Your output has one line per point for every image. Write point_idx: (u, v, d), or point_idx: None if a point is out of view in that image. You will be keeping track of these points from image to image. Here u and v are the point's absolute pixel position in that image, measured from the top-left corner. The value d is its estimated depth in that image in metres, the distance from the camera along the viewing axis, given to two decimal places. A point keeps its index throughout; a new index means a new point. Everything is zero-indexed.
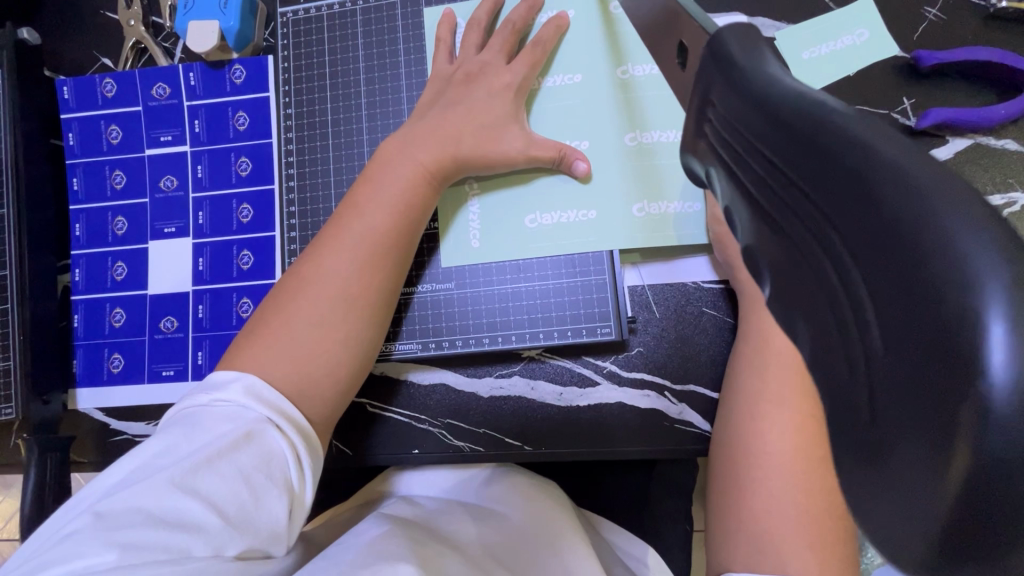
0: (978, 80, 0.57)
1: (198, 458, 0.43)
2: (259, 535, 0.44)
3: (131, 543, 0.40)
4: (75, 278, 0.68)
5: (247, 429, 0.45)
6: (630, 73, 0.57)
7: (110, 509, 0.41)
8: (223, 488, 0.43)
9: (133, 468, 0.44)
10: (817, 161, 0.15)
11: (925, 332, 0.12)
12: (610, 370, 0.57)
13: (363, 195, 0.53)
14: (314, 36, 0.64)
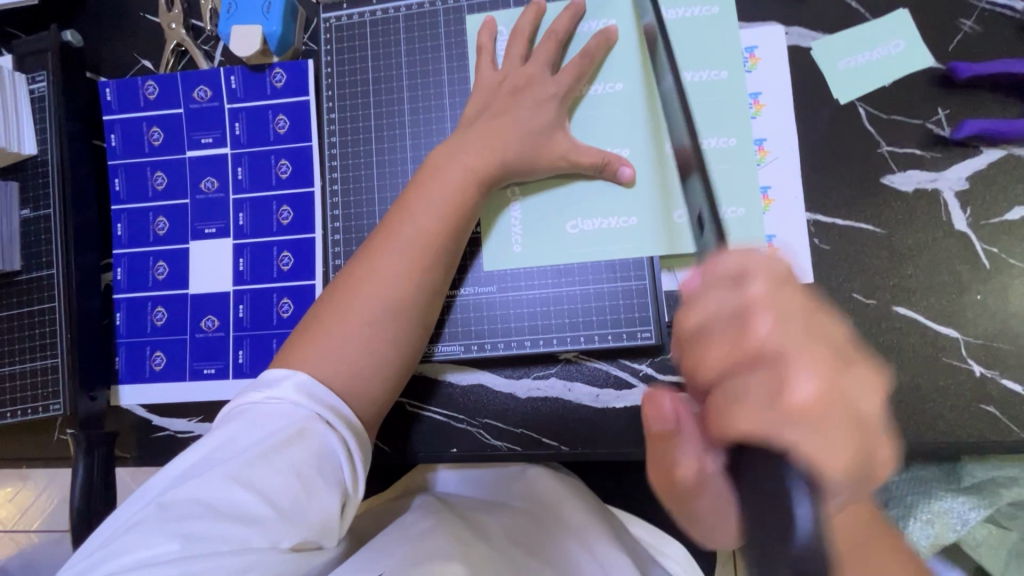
0: (1012, 91, 0.58)
1: (256, 453, 0.45)
2: (312, 527, 0.45)
3: (195, 534, 0.41)
4: (117, 277, 0.69)
5: (301, 425, 0.47)
6: (670, 81, 0.59)
7: (172, 501, 0.43)
8: (278, 482, 0.44)
9: (191, 462, 0.45)
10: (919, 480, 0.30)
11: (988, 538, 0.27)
12: (647, 373, 0.59)
13: (410, 200, 0.54)
14: (357, 42, 0.64)
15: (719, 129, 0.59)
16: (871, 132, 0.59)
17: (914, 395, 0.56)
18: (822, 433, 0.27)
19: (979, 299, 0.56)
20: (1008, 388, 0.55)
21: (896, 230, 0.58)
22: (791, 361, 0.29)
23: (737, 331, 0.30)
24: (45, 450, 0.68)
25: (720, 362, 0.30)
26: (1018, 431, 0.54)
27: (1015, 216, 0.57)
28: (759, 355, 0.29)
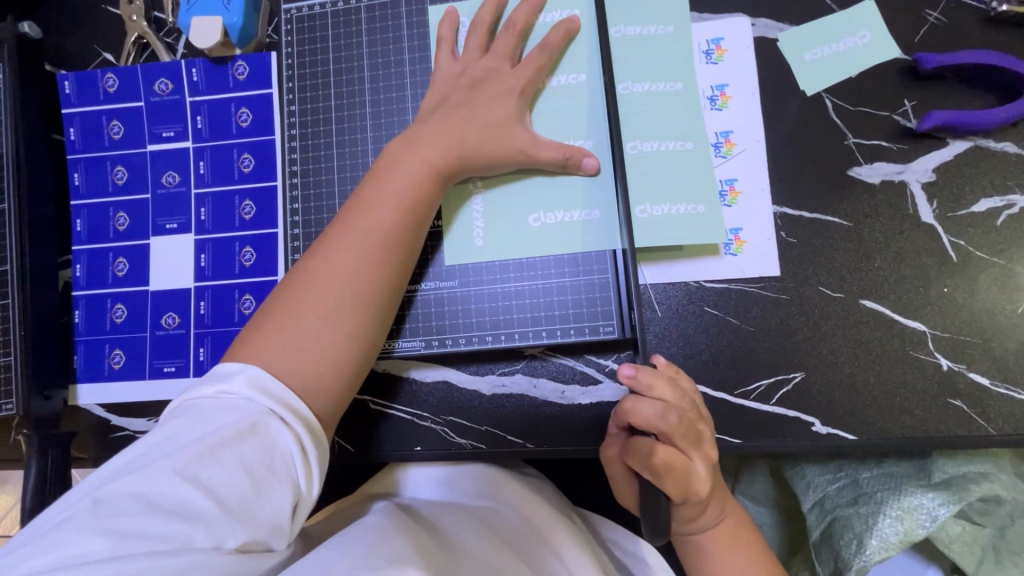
0: (977, 83, 0.58)
1: (201, 449, 0.44)
2: (261, 527, 0.44)
3: (133, 531, 0.40)
4: (76, 274, 0.68)
5: (252, 421, 0.46)
6: (630, 89, 0.59)
7: (111, 495, 0.42)
8: (225, 480, 0.43)
9: (137, 455, 0.44)
10: None
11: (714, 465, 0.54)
12: (612, 369, 0.58)
13: (371, 192, 0.53)
14: (319, 34, 0.63)
15: (676, 133, 0.58)
16: (838, 125, 0.58)
17: (880, 390, 0.55)
18: (672, 478, 0.47)
19: (946, 292, 0.55)
20: (975, 382, 0.54)
21: (863, 222, 0.57)
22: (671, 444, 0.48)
23: (657, 413, 0.47)
24: (1, 451, 0.67)
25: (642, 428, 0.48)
26: (985, 425, 0.54)
27: (981, 208, 0.56)
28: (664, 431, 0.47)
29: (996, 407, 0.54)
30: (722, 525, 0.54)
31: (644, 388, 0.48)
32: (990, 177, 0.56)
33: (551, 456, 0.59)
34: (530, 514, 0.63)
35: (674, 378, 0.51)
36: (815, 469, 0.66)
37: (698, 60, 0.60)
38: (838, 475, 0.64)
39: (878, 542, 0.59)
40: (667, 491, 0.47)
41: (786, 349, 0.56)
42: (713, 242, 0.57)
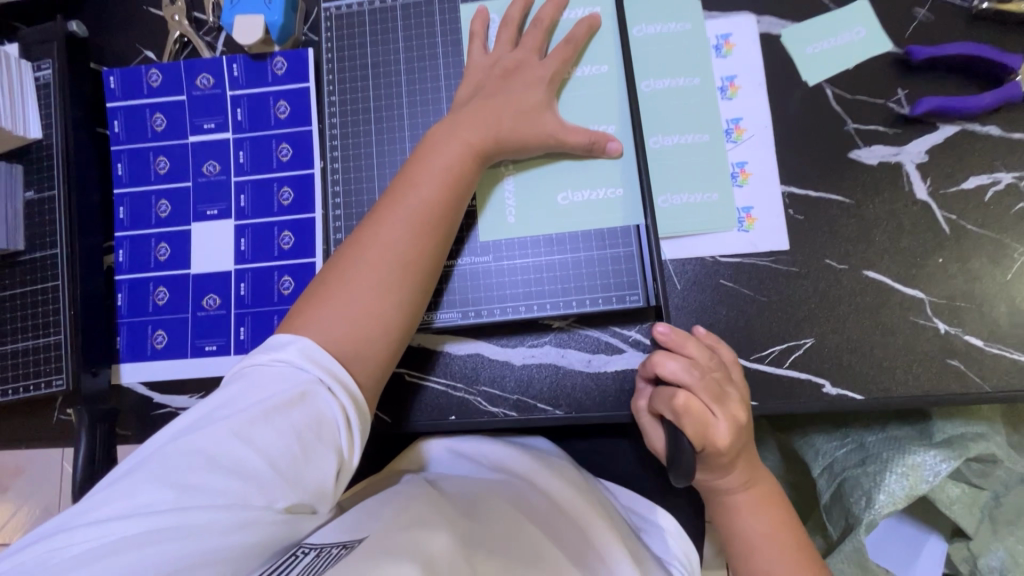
0: (963, 72, 0.63)
1: (256, 413, 0.47)
2: (307, 490, 0.47)
3: (191, 484, 0.43)
4: (119, 259, 0.71)
5: (303, 390, 0.49)
6: (653, 86, 0.64)
7: (173, 452, 0.45)
8: (277, 443, 0.46)
9: (196, 417, 0.47)
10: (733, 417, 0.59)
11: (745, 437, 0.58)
12: (636, 338, 0.62)
13: (411, 178, 0.57)
14: (356, 30, 0.68)
15: (694, 126, 0.63)
16: (838, 112, 0.64)
17: (884, 353, 0.59)
18: (690, 419, 0.52)
19: (940, 262, 0.60)
20: (970, 343, 0.59)
21: (863, 200, 0.62)
22: (691, 393, 0.53)
23: (682, 363, 0.54)
24: (43, 430, 0.69)
25: (666, 376, 0.54)
26: (980, 383, 0.58)
27: (970, 185, 0.61)
28: (685, 381, 0.53)
29: (990, 366, 0.58)
30: (749, 490, 0.58)
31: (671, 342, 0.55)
32: (977, 157, 0.62)
33: (578, 423, 0.62)
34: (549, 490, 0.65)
35: (709, 344, 0.56)
36: (822, 437, 0.72)
37: (709, 54, 0.65)
38: (845, 441, 0.70)
39: (885, 497, 0.63)
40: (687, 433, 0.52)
41: (797, 316, 0.61)
42: (727, 225, 0.62)
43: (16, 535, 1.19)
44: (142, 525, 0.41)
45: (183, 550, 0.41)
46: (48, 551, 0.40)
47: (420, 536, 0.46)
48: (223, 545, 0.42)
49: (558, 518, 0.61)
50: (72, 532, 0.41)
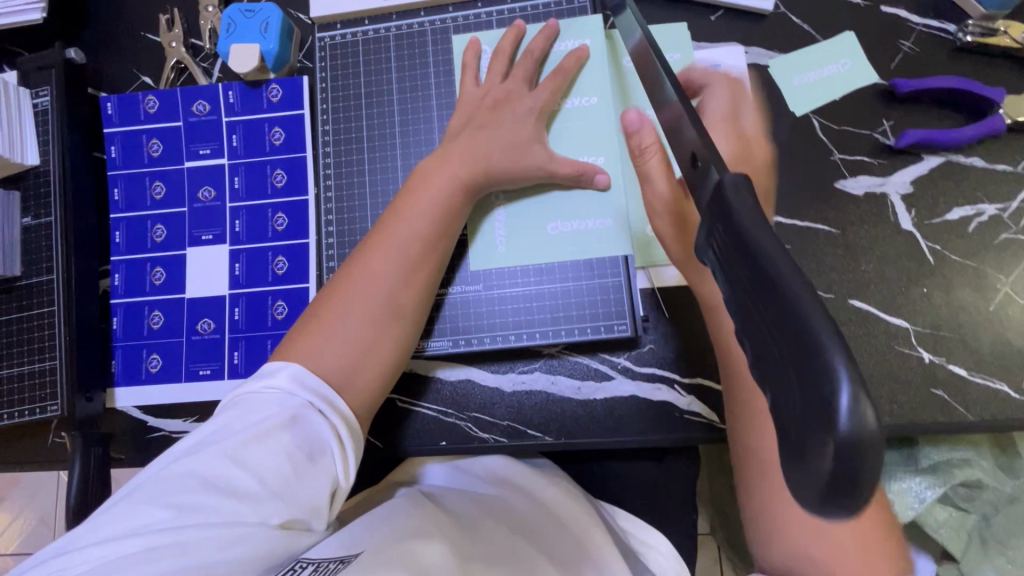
0: (946, 104, 0.64)
1: (248, 435, 0.47)
2: (302, 508, 0.47)
3: (187, 505, 0.43)
4: (114, 283, 0.72)
5: (294, 412, 0.49)
6: None
7: (169, 474, 0.45)
8: (270, 464, 0.46)
9: (191, 442, 0.48)
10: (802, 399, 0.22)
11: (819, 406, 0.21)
12: (625, 365, 0.62)
13: (401, 206, 0.58)
14: (350, 60, 0.70)
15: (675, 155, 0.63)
16: (824, 142, 0.65)
17: (870, 382, 0.60)
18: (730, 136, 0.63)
19: (925, 292, 0.61)
20: (954, 372, 0.59)
21: (849, 229, 0.63)
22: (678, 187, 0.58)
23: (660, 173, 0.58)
24: (38, 453, 0.69)
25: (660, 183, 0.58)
26: (964, 412, 0.59)
27: (954, 216, 0.62)
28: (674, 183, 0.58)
29: (974, 396, 0.59)
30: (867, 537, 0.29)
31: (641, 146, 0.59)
32: (961, 188, 0.62)
33: (567, 449, 0.63)
34: (551, 505, 0.65)
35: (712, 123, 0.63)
36: None
37: (698, 84, 0.66)
38: None
39: None
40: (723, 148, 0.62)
41: None
42: None
43: (14, 543, 1.20)
44: (138, 545, 0.41)
45: (181, 567, 0.40)
46: (49, 574, 0.41)
47: (412, 549, 0.46)
48: (219, 562, 0.41)
49: (551, 529, 0.62)
50: (71, 554, 0.41)
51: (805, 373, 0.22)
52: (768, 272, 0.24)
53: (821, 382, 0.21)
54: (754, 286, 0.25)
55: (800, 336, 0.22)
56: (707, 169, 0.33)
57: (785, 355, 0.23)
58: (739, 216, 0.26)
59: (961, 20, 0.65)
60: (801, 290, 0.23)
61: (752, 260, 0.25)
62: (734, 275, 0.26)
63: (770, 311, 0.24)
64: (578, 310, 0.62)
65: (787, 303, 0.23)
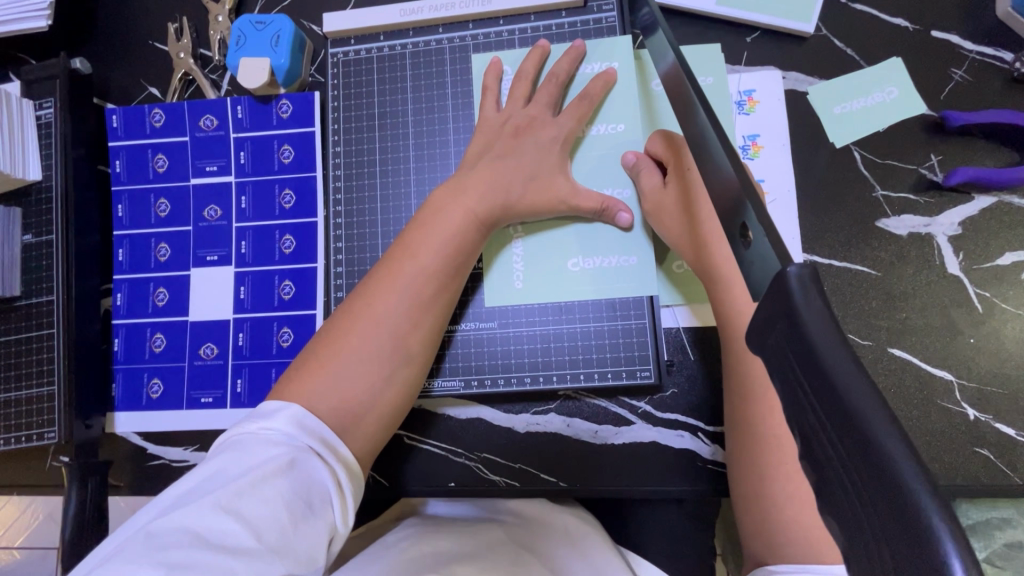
0: (1000, 139, 0.60)
1: (244, 483, 0.42)
2: (299, 562, 0.42)
3: (178, 564, 0.38)
4: (116, 303, 0.69)
5: (292, 456, 0.44)
6: None
7: (159, 528, 0.40)
8: (266, 516, 0.42)
9: (182, 492, 0.43)
10: (903, 532, 0.19)
11: (916, 542, 0.19)
12: (645, 410, 0.59)
13: (414, 239, 0.54)
14: (364, 78, 0.67)
15: None
16: (866, 177, 0.61)
17: (910, 438, 0.56)
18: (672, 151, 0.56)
19: (972, 342, 0.57)
20: (1002, 432, 0.55)
21: (889, 272, 0.59)
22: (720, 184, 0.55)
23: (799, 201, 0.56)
24: (36, 477, 0.67)
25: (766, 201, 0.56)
26: (1011, 475, 0.55)
27: (1006, 261, 0.58)
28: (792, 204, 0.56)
29: (1022, 456, 0.55)
30: None
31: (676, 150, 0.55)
32: (1013, 231, 0.58)
33: (582, 495, 0.60)
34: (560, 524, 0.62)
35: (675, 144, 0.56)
36: None
37: (731, 110, 0.62)
38: None
39: None
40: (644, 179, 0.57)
41: None
42: None
43: (19, 540, 1.18)
44: None
45: None
46: None
47: None
48: None
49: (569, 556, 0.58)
50: None
51: (907, 546, 0.19)
52: (854, 415, 0.21)
53: (930, 564, 0.18)
54: (833, 425, 0.22)
55: (898, 500, 0.19)
56: (758, 240, 0.30)
57: (866, 500, 0.21)
58: (812, 329, 0.23)
59: (1018, 49, 0.61)
60: (898, 445, 0.20)
61: (829, 392, 0.22)
62: (793, 377, 0.24)
63: (848, 447, 0.21)
64: (597, 351, 0.59)
65: (879, 460, 0.20)
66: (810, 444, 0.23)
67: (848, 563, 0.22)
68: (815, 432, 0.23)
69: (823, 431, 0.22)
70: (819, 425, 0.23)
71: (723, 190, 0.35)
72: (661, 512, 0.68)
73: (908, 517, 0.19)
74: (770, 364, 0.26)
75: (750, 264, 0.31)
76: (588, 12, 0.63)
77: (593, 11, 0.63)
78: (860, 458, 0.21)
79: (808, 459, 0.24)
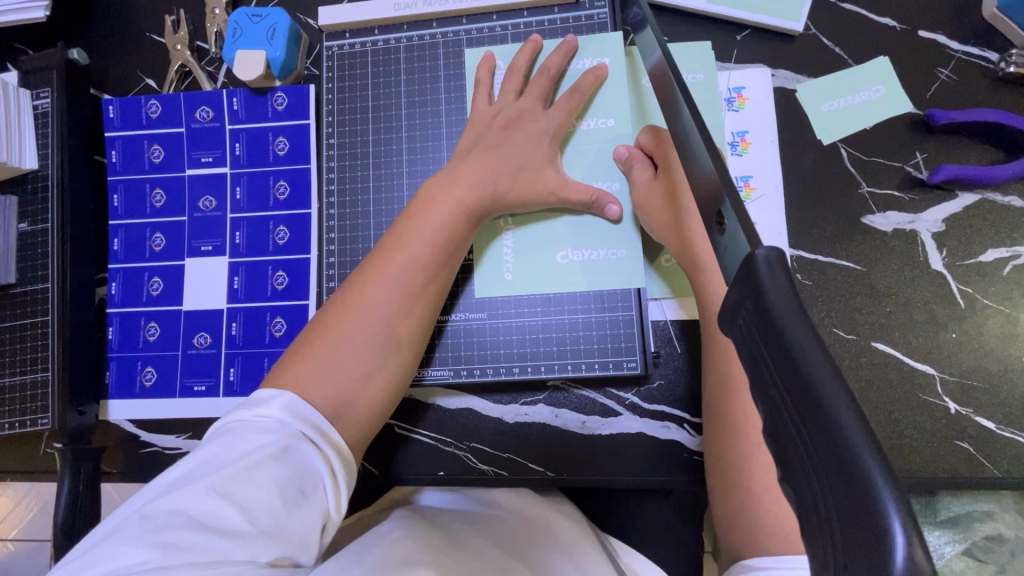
0: (984, 137, 0.61)
1: (237, 468, 0.43)
2: (292, 546, 0.43)
3: (172, 545, 0.39)
4: (111, 291, 0.70)
5: (285, 443, 0.45)
6: None
7: (153, 511, 0.41)
8: (258, 499, 0.42)
9: (176, 476, 0.43)
10: (852, 501, 0.20)
11: (865, 511, 0.20)
12: (632, 401, 0.60)
13: (407, 230, 0.55)
14: (359, 70, 0.67)
15: None
16: (852, 174, 0.61)
17: (892, 431, 0.57)
18: (661, 145, 0.57)
19: (954, 337, 0.58)
20: (982, 425, 0.56)
21: (874, 268, 0.60)
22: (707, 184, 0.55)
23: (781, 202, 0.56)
24: (30, 464, 0.68)
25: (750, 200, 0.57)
26: (990, 467, 0.56)
27: (988, 258, 0.59)
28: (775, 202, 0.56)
29: (1001, 449, 0.56)
30: None
31: (665, 144, 0.56)
32: (996, 228, 0.59)
33: (570, 485, 0.60)
34: (548, 523, 0.63)
35: (664, 140, 0.57)
36: None
37: (721, 107, 0.63)
38: None
39: None
40: (633, 171, 0.58)
41: None
42: None
43: (13, 531, 1.19)
44: None
45: None
46: None
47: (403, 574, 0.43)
48: None
49: (553, 549, 0.59)
50: None
51: (855, 515, 0.20)
52: (810, 385, 0.22)
53: (869, 523, 0.19)
54: (793, 397, 0.23)
55: (845, 466, 0.20)
56: (732, 228, 0.31)
57: (820, 472, 0.22)
58: (777, 308, 0.24)
59: (1003, 49, 0.62)
60: (849, 414, 0.21)
61: (791, 370, 0.23)
62: (760, 355, 0.25)
63: (806, 423, 0.22)
64: (586, 342, 0.60)
65: (834, 430, 0.21)
66: (774, 421, 0.24)
67: (801, 530, 0.23)
68: (776, 405, 0.24)
69: (785, 408, 0.23)
70: (782, 402, 0.23)
71: (703, 181, 0.36)
72: (649, 504, 0.68)
73: (858, 486, 0.20)
74: (740, 347, 0.27)
75: (725, 250, 0.32)
76: (580, 8, 0.64)
77: (585, 7, 0.64)
78: (815, 433, 0.22)
79: (773, 437, 0.25)
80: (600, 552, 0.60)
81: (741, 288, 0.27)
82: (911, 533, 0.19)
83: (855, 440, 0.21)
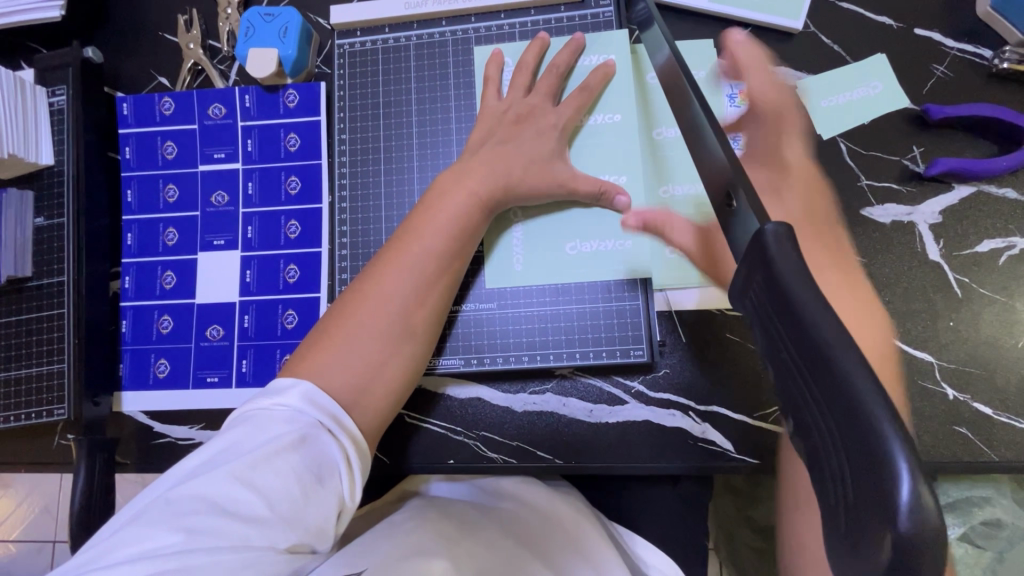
0: (978, 132, 0.63)
1: (258, 456, 0.44)
2: (310, 532, 0.44)
3: (196, 529, 0.41)
4: (124, 286, 0.71)
5: (303, 432, 0.46)
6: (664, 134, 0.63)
7: (176, 496, 0.42)
8: (278, 487, 0.43)
9: (198, 462, 0.45)
10: (860, 445, 0.21)
11: (871, 452, 0.21)
12: (638, 389, 0.61)
13: (420, 225, 0.56)
14: (369, 68, 0.69)
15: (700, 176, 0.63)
16: (851, 167, 0.63)
17: None
18: None
19: (951, 325, 0.59)
20: (979, 411, 0.58)
21: (873, 258, 0.61)
22: None
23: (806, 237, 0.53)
24: (44, 455, 0.69)
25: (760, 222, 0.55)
26: (988, 451, 0.57)
27: (984, 248, 0.61)
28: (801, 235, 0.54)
29: (998, 435, 0.57)
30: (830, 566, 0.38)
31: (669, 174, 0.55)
32: (991, 220, 0.61)
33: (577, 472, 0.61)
34: (561, 520, 0.62)
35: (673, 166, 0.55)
36: None
37: (722, 103, 0.65)
38: None
39: None
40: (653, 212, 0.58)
41: None
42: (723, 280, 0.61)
43: (16, 531, 1.19)
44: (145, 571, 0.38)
45: None
46: None
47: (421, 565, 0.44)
48: None
49: (559, 538, 0.60)
50: None
51: (864, 460, 0.21)
52: (821, 346, 0.23)
53: (877, 465, 0.21)
54: (805, 358, 0.24)
55: (855, 418, 0.22)
56: (742, 210, 0.32)
57: (832, 423, 0.23)
58: (787, 278, 0.26)
59: (997, 46, 0.64)
60: (857, 369, 0.22)
61: (803, 333, 0.24)
62: (772, 321, 0.26)
63: (817, 380, 0.24)
64: (594, 331, 0.61)
65: (843, 384, 0.22)
66: (789, 382, 0.26)
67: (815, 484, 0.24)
68: (789, 366, 0.25)
69: (799, 368, 0.25)
70: (796, 363, 0.25)
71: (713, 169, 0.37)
72: (654, 491, 0.70)
73: (865, 432, 0.21)
74: (754, 316, 0.28)
75: (734, 230, 0.33)
76: (586, 7, 0.65)
77: (590, 7, 0.66)
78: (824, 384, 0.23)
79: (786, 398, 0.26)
80: (604, 540, 0.61)
81: (753, 261, 0.28)
82: (913, 468, 0.20)
83: (862, 391, 0.22)
